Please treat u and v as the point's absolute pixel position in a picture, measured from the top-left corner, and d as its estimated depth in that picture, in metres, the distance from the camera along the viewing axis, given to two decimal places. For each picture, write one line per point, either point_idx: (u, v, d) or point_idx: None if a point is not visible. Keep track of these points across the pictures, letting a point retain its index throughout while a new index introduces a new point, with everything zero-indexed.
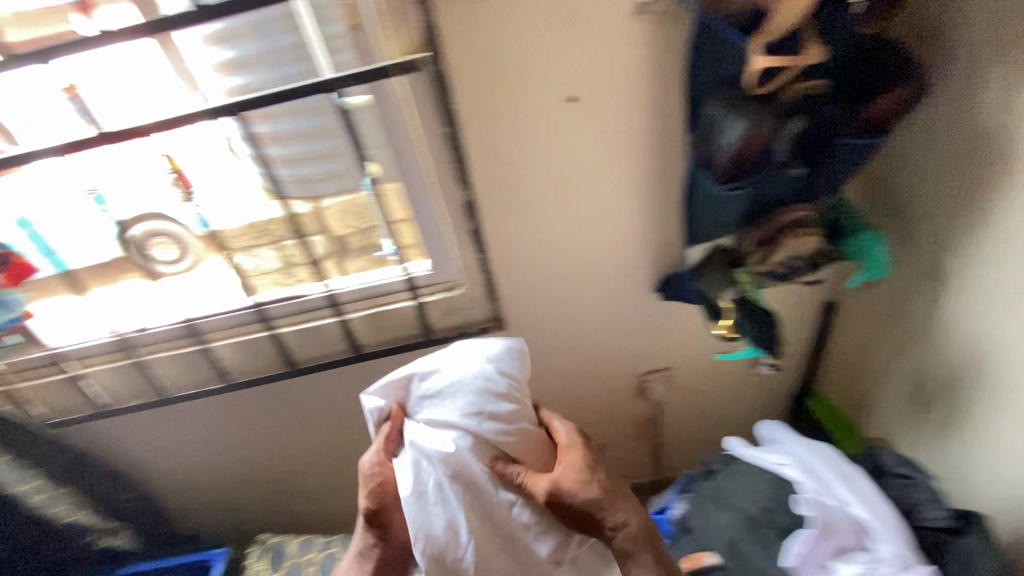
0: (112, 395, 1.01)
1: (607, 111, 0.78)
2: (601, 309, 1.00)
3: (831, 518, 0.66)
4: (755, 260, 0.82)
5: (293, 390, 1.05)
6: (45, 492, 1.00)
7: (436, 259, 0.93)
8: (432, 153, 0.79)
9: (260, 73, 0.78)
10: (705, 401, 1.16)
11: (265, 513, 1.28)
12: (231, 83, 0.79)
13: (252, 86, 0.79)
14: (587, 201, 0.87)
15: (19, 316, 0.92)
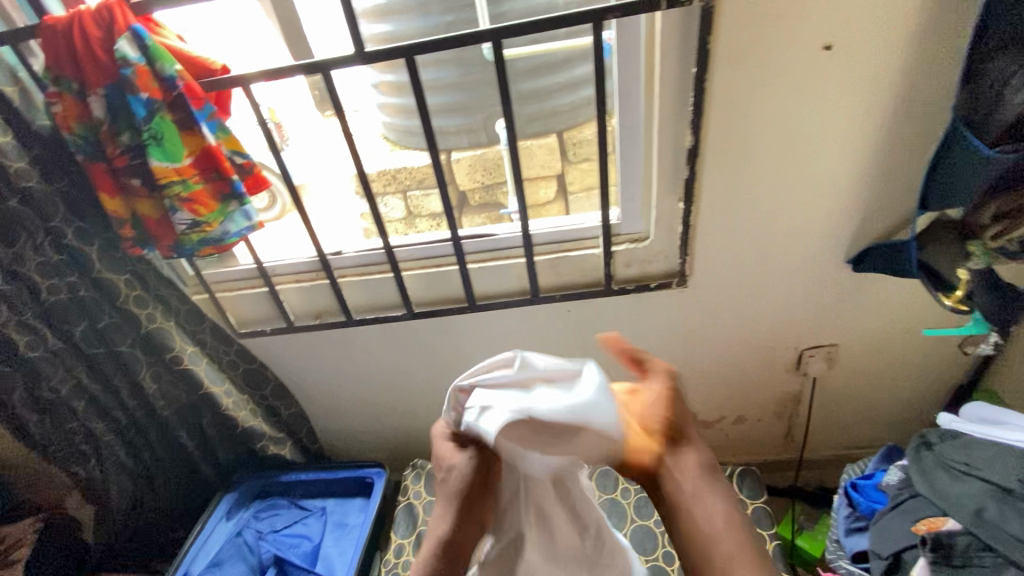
0: (298, 310, 1.09)
1: (857, 67, 0.76)
2: (784, 275, 0.98)
3: None
4: (991, 233, 0.76)
5: (461, 324, 1.09)
6: (233, 396, 1.07)
7: (631, 207, 0.94)
8: (663, 98, 0.80)
9: (409, 21, 0.86)
10: (859, 382, 1.14)
11: (399, 445, 1.33)
12: (377, 30, 0.89)
13: (397, 33, 0.88)
14: (804, 161, 0.85)
15: (252, 227, 0.85)
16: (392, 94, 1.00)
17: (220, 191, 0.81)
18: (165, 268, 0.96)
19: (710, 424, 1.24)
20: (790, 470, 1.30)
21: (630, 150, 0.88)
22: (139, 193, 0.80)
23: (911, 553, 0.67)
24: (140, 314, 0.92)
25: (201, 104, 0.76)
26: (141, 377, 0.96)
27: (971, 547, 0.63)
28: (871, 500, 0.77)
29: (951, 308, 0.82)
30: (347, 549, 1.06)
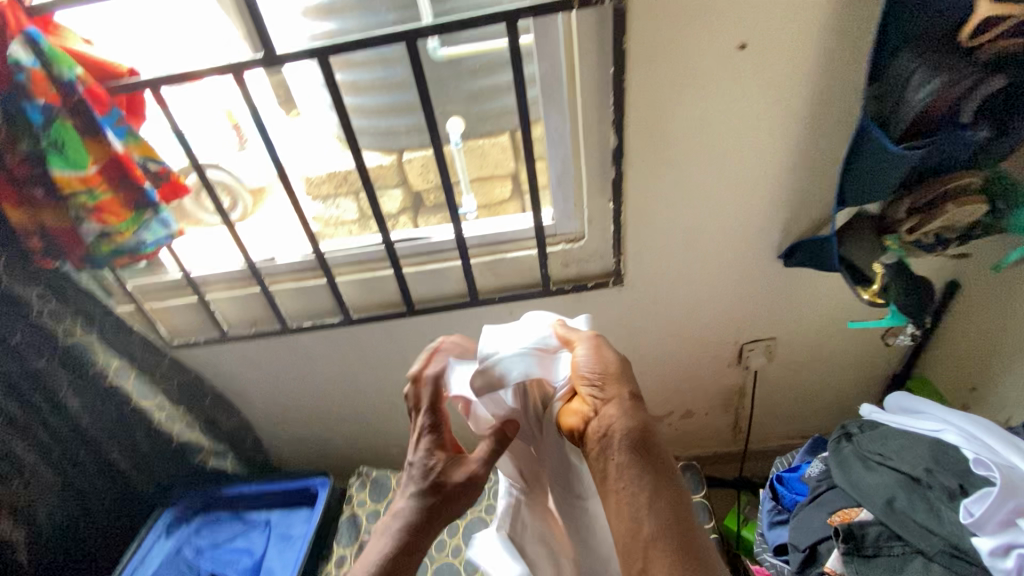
0: (232, 320, 1.06)
1: (772, 66, 0.77)
2: (716, 271, 1.00)
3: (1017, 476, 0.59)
4: (907, 228, 0.79)
5: (403, 329, 1.08)
6: (167, 409, 1.05)
7: (563, 209, 0.94)
8: (586, 99, 0.80)
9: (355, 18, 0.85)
10: (800, 374, 1.16)
11: (349, 451, 1.32)
12: (319, 29, 0.86)
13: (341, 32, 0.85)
14: (728, 159, 0.86)
15: (170, 235, 0.83)
16: (346, 94, 0.94)
17: (133, 199, 0.79)
18: (84, 281, 0.93)
19: (658, 419, 1.25)
20: (738, 461, 1.32)
21: (558, 151, 0.88)
22: (44, 204, 0.77)
23: (828, 544, 0.68)
24: (57, 329, 0.88)
25: (106, 110, 0.73)
26: (63, 395, 0.92)
27: (881, 537, 0.64)
28: (794, 493, 0.78)
29: (867, 302, 0.83)
30: (289, 561, 1.04)
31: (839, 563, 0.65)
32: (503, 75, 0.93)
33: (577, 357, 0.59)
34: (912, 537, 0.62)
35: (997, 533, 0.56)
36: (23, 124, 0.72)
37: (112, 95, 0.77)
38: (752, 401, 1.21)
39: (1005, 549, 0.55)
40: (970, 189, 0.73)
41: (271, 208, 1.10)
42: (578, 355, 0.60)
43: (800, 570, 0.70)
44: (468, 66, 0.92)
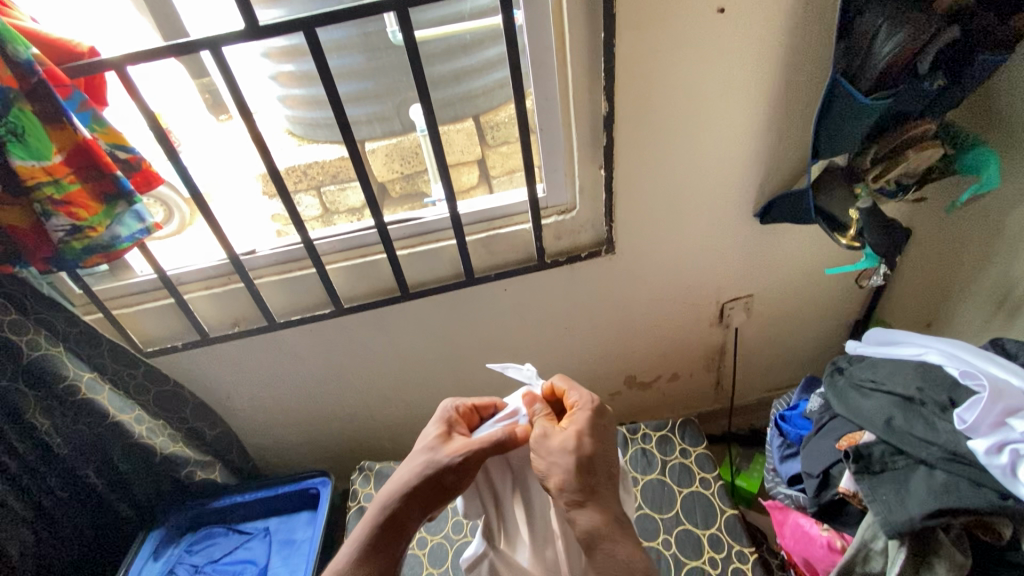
0: (212, 320, 1.00)
1: (749, 29, 0.81)
2: (701, 233, 1.04)
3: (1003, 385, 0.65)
4: (873, 175, 0.86)
5: (397, 315, 1.05)
6: (147, 423, 0.96)
7: (554, 180, 0.96)
8: (576, 68, 0.82)
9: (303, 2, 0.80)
10: (774, 328, 1.24)
11: (341, 450, 1.28)
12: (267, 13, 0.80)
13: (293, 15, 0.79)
14: (712, 121, 0.89)
15: (147, 229, 0.76)
16: (295, 85, 0.91)
17: (103, 191, 0.72)
18: (45, 287, 0.82)
19: (647, 385, 1.30)
20: (724, 418, 1.39)
21: (549, 123, 0.89)
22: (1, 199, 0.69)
23: (839, 468, 0.75)
24: (19, 342, 0.80)
25: (67, 93, 0.67)
26: (31, 414, 0.84)
27: (886, 454, 0.70)
28: (798, 428, 0.89)
29: (846, 246, 0.91)
30: (298, 566, 1.00)
31: (852, 482, 0.73)
32: (484, 53, 0.92)
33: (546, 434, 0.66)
34: (913, 448, 0.68)
35: (990, 433, 0.63)
36: None
37: (71, 77, 0.70)
38: (732, 359, 1.28)
39: (998, 448, 0.61)
40: (928, 136, 0.81)
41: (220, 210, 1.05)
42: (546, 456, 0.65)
43: (816, 495, 0.77)
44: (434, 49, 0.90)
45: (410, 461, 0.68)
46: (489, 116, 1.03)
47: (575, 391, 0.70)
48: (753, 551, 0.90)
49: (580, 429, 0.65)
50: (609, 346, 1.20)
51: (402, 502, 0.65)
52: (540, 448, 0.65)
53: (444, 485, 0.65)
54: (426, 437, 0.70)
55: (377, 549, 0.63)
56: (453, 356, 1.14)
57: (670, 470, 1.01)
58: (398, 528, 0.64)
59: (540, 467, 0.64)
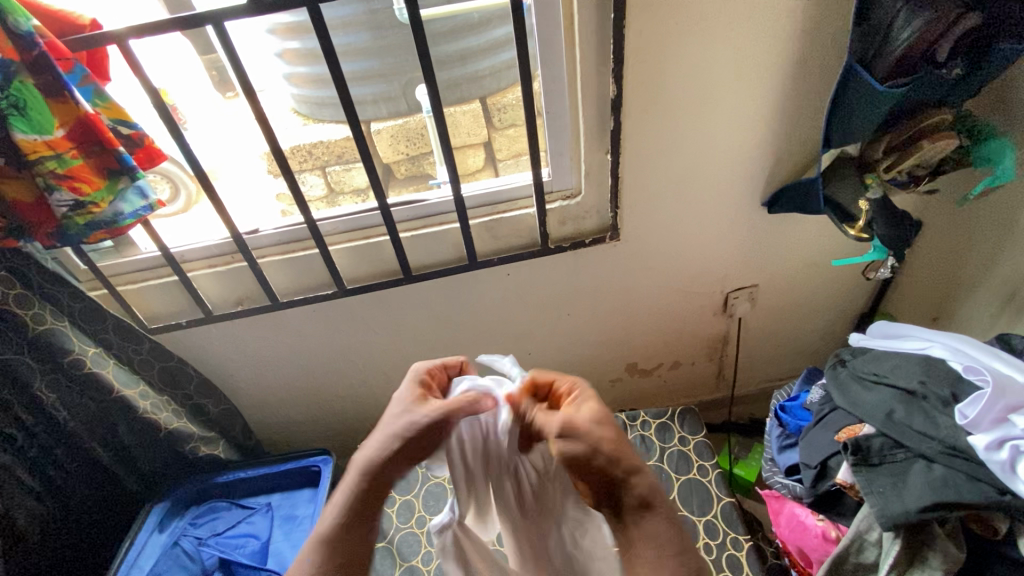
0: (216, 298, 1.01)
1: (763, 12, 0.79)
2: (707, 221, 1.03)
3: (1009, 381, 0.65)
4: (884, 166, 0.84)
5: (399, 298, 1.05)
6: (151, 398, 0.97)
7: (559, 165, 0.95)
8: (584, 49, 0.80)
9: None
10: (778, 318, 1.23)
11: (343, 429, 1.29)
12: None
13: None
14: (722, 107, 0.88)
15: (149, 206, 0.77)
16: (300, 63, 0.91)
17: (106, 166, 0.72)
18: (49, 262, 0.84)
19: (648, 372, 1.30)
20: (725, 407, 1.39)
21: (555, 105, 0.87)
22: (4, 173, 0.69)
23: (837, 460, 0.76)
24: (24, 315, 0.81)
25: (70, 67, 0.67)
26: (36, 388, 0.85)
27: (885, 447, 0.70)
28: (797, 419, 0.89)
29: (854, 238, 0.90)
30: (299, 542, 1.02)
31: (849, 473, 0.73)
32: (491, 33, 0.91)
33: (574, 418, 0.58)
34: (913, 441, 0.68)
35: (992, 429, 0.62)
36: None
37: (73, 50, 0.70)
38: (735, 348, 1.27)
39: (998, 444, 0.61)
40: (943, 126, 0.79)
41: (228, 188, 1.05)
42: (565, 443, 0.57)
43: (812, 486, 0.78)
44: (440, 29, 0.88)
45: (384, 420, 0.62)
46: (496, 98, 1.02)
47: (564, 377, 0.64)
48: (748, 538, 0.91)
49: (600, 410, 0.59)
50: (611, 333, 1.20)
51: (383, 460, 0.60)
52: (569, 433, 0.57)
53: (422, 440, 0.61)
54: (399, 396, 0.64)
55: (364, 508, 0.59)
56: (455, 339, 1.15)
57: (668, 457, 1.02)
58: (379, 487, 0.60)
59: (574, 449, 0.56)
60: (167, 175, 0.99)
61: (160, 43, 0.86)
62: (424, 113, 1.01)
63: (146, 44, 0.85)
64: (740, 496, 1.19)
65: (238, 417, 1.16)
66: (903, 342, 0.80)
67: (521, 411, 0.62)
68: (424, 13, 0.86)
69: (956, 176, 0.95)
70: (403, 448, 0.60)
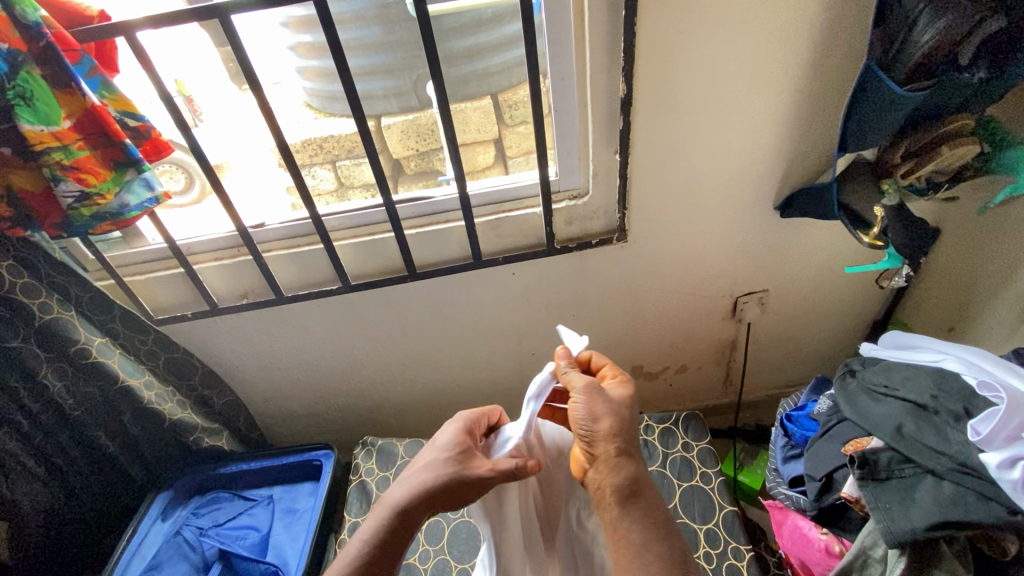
0: (222, 291, 1.01)
1: (779, 12, 0.76)
2: (717, 224, 1.01)
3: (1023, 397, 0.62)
4: (902, 172, 0.82)
5: (403, 294, 1.05)
6: (156, 389, 0.98)
7: (567, 164, 0.93)
8: (594, 46, 0.79)
9: None
10: (788, 324, 1.21)
11: (346, 424, 1.29)
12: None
13: None
14: (735, 108, 0.85)
15: (155, 199, 0.77)
16: (311, 56, 0.91)
17: (112, 158, 0.72)
18: (58, 252, 0.85)
19: (654, 375, 1.28)
20: (732, 412, 1.37)
21: (564, 104, 0.86)
22: (12, 163, 0.69)
23: (842, 472, 0.75)
24: (31, 305, 0.82)
25: (77, 58, 0.68)
26: (43, 376, 0.86)
27: (893, 461, 0.69)
28: (804, 429, 0.88)
29: (868, 245, 0.88)
30: (299, 535, 1.02)
31: (854, 487, 0.72)
32: (502, 29, 0.90)
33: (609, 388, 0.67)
34: (920, 455, 0.66)
35: (1004, 447, 0.60)
36: None
37: (80, 41, 0.70)
38: (743, 354, 1.25)
39: (1011, 462, 0.58)
40: (965, 131, 0.77)
41: (237, 182, 1.05)
42: (578, 400, 0.63)
43: (816, 498, 0.77)
44: (450, 24, 0.87)
45: (425, 463, 0.65)
46: (507, 94, 1.00)
47: (611, 367, 0.71)
48: (750, 549, 0.89)
49: (628, 393, 0.67)
50: (617, 335, 1.18)
51: (418, 505, 0.62)
52: (592, 394, 0.64)
53: (459, 497, 0.62)
54: (446, 442, 0.66)
55: (390, 542, 0.62)
56: (459, 337, 1.14)
57: (671, 463, 1.01)
58: (408, 527, 0.63)
59: (589, 412, 0.62)
60: (177, 165, 0.98)
61: (176, 33, 0.88)
62: (434, 109, 0.99)
63: (162, 34, 0.86)
64: (744, 504, 1.18)
65: (242, 409, 1.17)
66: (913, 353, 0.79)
67: (559, 369, 0.68)
68: (434, 8, 0.85)
69: (976, 184, 0.92)
70: (436, 496, 0.62)
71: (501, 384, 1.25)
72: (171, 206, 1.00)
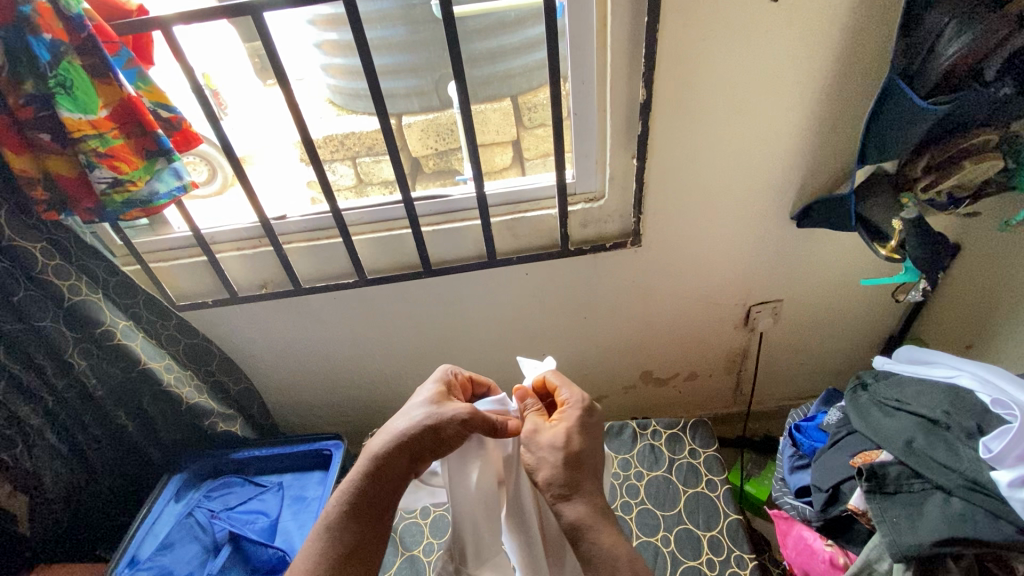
0: (242, 280, 1.04)
1: (802, 21, 0.77)
2: (732, 232, 1.01)
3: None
4: (922, 187, 0.82)
5: (418, 291, 1.07)
6: (175, 372, 1.01)
7: (585, 168, 0.94)
8: (616, 51, 0.80)
9: None
10: (801, 335, 1.20)
11: (356, 416, 1.31)
12: None
13: None
14: (754, 115, 0.86)
15: (183, 187, 0.79)
16: (337, 54, 0.93)
17: (144, 147, 0.75)
18: (87, 235, 0.89)
19: (664, 381, 1.28)
20: (741, 422, 1.37)
21: (583, 107, 0.87)
22: (48, 149, 0.72)
23: (850, 484, 0.75)
24: (61, 286, 0.84)
25: (116, 49, 0.71)
26: (69, 354, 0.89)
27: (902, 476, 0.68)
28: (812, 440, 0.87)
29: (885, 257, 0.87)
30: (307, 522, 1.04)
31: (861, 500, 0.71)
32: (524, 32, 0.91)
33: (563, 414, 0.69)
34: (928, 472, 0.66)
35: (1016, 466, 0.59)
36: (26, 60, 0.66)
37: (119, 34, 0.73)
38: (754, 363, 1.25)
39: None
40: (988, 146, 0.75)
41: (260, 175, 1.07)
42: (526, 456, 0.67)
43: (822, 509, 0.77)
44: (474, 26, 0.89)
45: (404, 415, 0.68)
46: (527, 97, 1.02)
47: (567, 389, 0.72)
48: (754, 558, 0.89)
49: (573, 425, 0.67)
50: (627, 339, 1.19)
51: (396, 451, 0.64)
52: (530, 444, 0.67)
53: (435, 441, 0.65)
54: (423, 397, 0.70)
55: (370, 495, 0.63)
56: (471, 334, 1.15)
57: (677, 468, 1.01)
58: (385, 478, 0.64)
59: (530, 461, 0.66)
60: (202, 157, 1.02)
61: (208, 31, 0.89)
62: (455, 109, 1.01)
63: (203, 31, 0.89)
64: (750, 514, 1.17)
65: (253, 393, 1.18)
66: (927, 368, 0.78)
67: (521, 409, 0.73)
68: (458, 10, 0.87)
69: (999, 200, 0.91)
70: (418, 444, 0.65)
71: (510, 383, 1.26)
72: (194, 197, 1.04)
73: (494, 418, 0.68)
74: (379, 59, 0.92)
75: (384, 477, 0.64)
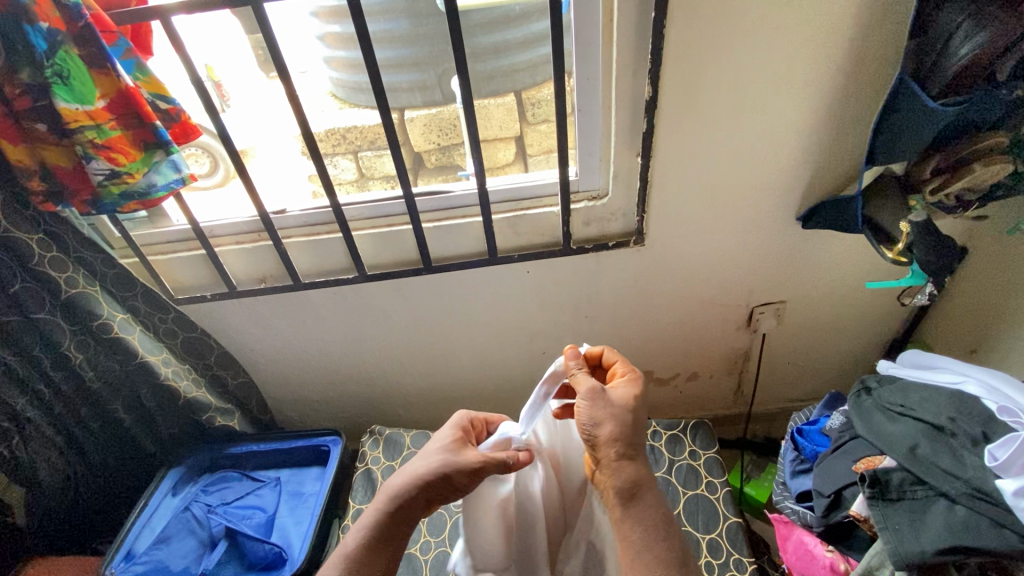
0: (241, 275, 1.03)
1: (813, 18, 0.75)
2: (736, 232, 1.00)
3: None
4: (931, 188, 0.80)
5: (418, 287, 1.06)
6: (173, 366, 1.00)
7: (588, 166, 0.93)
8: (622, 48, 0.79)
9: None
10: (804, 337, 1.19)
11: (355, 412, 1.31)
12: None
13: None
14: (761, 115, 0.84)
15: (181, 180, 0.78)
16: (339, 47, 0.92)
17: (142, 139, 0.74)
18: (85, 228, 0.88)
19: (665, 381, 1.27)
20: (742, 423, 1.36)
21: (588, 104, 0.86)
22: (45, 140, 0.71)
23: (852, 490, 0.74)
24: (58, 278, 0.84)
25: (113, 39, 0.70)
26: (65, 347, 0.88)
27: (905, 482, 0.68)
28: (814, 444, 0.87)
29: (891, 260, 0.86)
30: (303, 519, 1.04)
31: (864, 506, 0.70)
32: (529, 26, 0.90)
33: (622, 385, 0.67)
34: (932, 478, 0.65)
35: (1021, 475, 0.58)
36: (21, 49, 0.64)
37: (119, 22, 0.72)
38: (756, 364, 1.24)
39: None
40: (999, 149, 0.74)
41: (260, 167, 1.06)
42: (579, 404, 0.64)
43: (823, 514, 0.76)
44: (478, 20, 0.88)
45: (420, 458, 0.68)
46: (531, 93, 1.01)
47: (622, 363, 0.71)
48: (753, 562, 0.88)
49: (637, 393, 0.66)
50: (629, 339, 1.18)
51: (412, 498, 0.65)
52: (598, 398, 0.64)
53: (446, 487, 0.65)
54: (440, 443, 0.69)
55: (388, 538, 0.64)
56: (471, 332, 1.14)
57: (677, 470, 1.00)
58: (401, 521, 0.65)
59: (591, 416, 0.63)
60: (202, 149, 1.01)
61: (209, 21, 0.88)
62: (458, 104, 1.00)
63: (199, 21, 0.86)
64: (750, 516, 1.16)
65: (259, 406, 1.19)
66: (933, 374, 0.77)
67: (568, 368, 0.69)
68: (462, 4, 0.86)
69: (1009, 203, 0.90)
70: (433, 490, 0.65)
71: (509, 381, 1.25)
72: (195, 189, 1.03)
73: (506, 455, 0.66)
74: (382, 53, 0.91)
75: (400, 520, 0.65)
